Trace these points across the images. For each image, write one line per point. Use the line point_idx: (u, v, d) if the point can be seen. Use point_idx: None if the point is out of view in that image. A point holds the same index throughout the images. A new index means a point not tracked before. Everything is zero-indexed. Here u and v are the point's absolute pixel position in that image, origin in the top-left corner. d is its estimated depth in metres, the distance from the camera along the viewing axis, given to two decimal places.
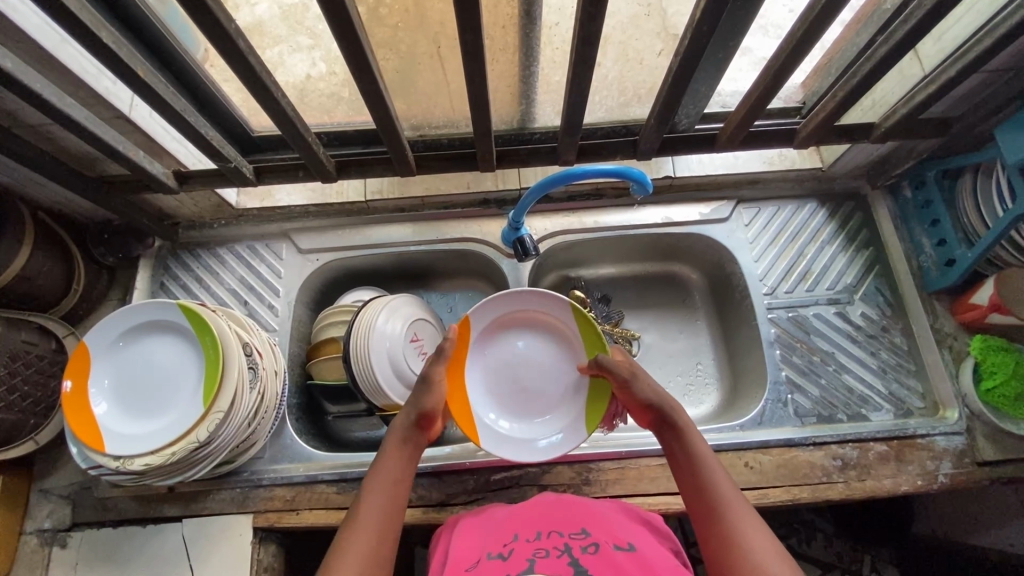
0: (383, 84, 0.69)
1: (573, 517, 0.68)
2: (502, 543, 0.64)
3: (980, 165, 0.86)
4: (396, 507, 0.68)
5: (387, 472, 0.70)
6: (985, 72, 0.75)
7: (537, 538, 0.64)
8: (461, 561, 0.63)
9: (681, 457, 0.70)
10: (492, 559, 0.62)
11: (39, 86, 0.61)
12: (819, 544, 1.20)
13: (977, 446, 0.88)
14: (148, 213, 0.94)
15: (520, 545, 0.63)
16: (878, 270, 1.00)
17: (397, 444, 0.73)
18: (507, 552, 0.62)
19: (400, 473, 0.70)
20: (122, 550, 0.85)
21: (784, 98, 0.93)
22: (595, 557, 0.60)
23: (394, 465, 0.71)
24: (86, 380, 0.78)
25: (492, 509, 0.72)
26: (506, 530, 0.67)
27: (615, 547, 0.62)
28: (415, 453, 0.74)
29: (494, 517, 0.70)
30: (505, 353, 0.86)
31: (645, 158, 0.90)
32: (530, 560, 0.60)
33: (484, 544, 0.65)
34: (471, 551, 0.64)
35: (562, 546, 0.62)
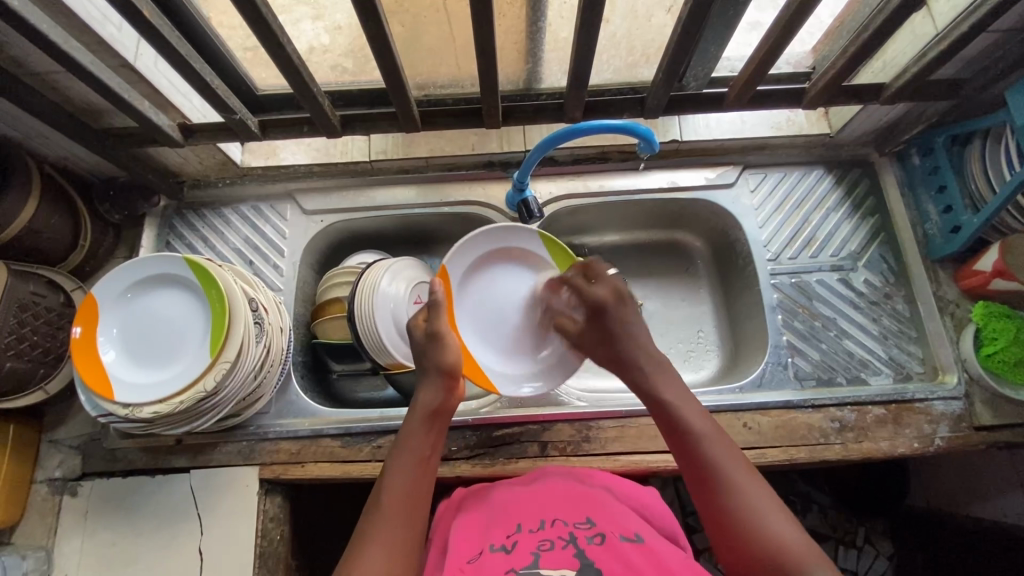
0: (390, 32, 0.68)
1: (577, 507, 0.68)
2: (505, 534, 0.65)
3: (989, 130, 0.84)
4: (424, 485, 0.67)
5: (415, 449, 0.68)
6: (996, 32, 0.74)
7: (541, 528, 0.65)
8: (465, 554, 0.64)
9: (667, 423, 0.67)
10: (495, 551, 0.63)
11: (45, 27, 0.61)
12: (814, 515, 1.18)
13: (975, 411, 0.88)
14: (154, 169, 0.94)
15: (523, 536, 0.64)
16: (883, 237, 1.00)
17: (426, 417, 0.71)
18: (509, 544, 0.63)
19: (428, 449, 0.69)
20: (130, 498, 0.87)
21: (793, 63, 0.91)
22: (600, 548, 0.60)
23: (421, 441, 0.69)
24: (94, 328, 0.79)
25: (494, 499, 0.73)
26: (507, 521, 0.68)
27: (621, 537, 0.62)
28: (442, 426, 0.72)
29: (495, 508, 0.71)
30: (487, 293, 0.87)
31: (653, 116, 0.88)
32: (534, 553, 0.61)
33: (487, 535, 0.66)
34: (474, 543, 0.66)
35: (566, 536, 0.63)
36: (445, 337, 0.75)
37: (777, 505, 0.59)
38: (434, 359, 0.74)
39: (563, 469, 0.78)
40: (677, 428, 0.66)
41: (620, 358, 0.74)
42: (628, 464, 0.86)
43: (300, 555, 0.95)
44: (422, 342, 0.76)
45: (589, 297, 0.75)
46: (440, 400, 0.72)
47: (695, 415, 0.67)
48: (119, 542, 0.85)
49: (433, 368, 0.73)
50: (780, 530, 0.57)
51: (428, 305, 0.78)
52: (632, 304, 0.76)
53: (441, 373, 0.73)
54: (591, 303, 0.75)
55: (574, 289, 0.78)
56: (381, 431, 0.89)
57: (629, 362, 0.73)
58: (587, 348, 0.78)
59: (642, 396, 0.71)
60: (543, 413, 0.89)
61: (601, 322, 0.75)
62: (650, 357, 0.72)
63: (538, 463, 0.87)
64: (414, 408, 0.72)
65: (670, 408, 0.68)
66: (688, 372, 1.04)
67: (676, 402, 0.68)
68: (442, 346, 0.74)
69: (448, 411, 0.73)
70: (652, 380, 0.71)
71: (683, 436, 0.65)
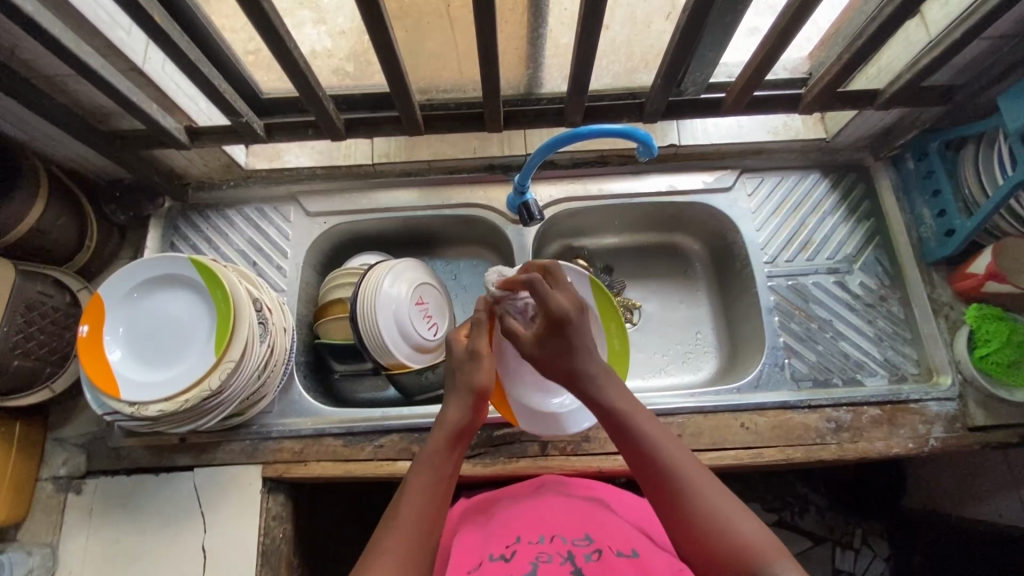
0: (394, 36, 0.70)
1: (579, 520, 0.70)
2: (504, 546, 0.67)
3: (983, 135, 0.86)
4: (443, 503, 0.64)
5: (438, 466, 0.66)
6: (988, 39, 0.76)
7: (541, 541, 0.66)
8: (464, 563, 0.66)
9: (620, 431, 0.66)
10: (494, 560, 0.64)
11: (56, 30, 0.62)
12: (812, 517, 1.21)
13: (969, 412, 0.90)
14: (160, 171, 0.95)
15: (522, 548, 0.65)
16: (879, 241, 1.01)
17: (451, 435, 0.68)
18: (509, 554, 0.65)
19: (450, 468, 0.67)
20: (135, 496, 0.88)
21: (790, 69, 0.92)
22: (596, 564, 0.62)
23: (444, 458, 0.67)
24: (100, 327, 0.80)
25: (499, 511, 0.75)
26: (508, 532, 0.69)
27: (618, 553, 0.64)
28: (466, 446, 0.70)
29: (498, 519, 0.73)
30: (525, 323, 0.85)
31: (651, 120, 0.90)
32: (532, 564, 0.62)
33: (487, 545, 0.68)
34: (474, 552, 0.67)
35: (565, 551, 0.64)
36: (485, 356, 0.73)
37: (736, 505, 0.59)
38: (468, 377, 0.72)
39: (568, 484, 0.79)
40: (627, 436, 0.65)
41: (570, 371, 0.70)
42: (627, 463, 0.88)
43: (302, 553, 0.96)
44: (458, 356, 0.75)
45: (551, 310, 0.70)
46: (467, 419, 0.70)
47: (648, 421, 0.66)
48: (123, 539, 0.86)
49: (466, 385, 0.72)
50: (739, 528, 0.57)
51: (472, 321, 0.77)
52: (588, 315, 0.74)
53: (472, 392, 0.71)
54: (553, 315, 0.70)
55: (537, 295, 0.72)
56: (383, 430, 0.90)
57: (580, 373, 0.70)
58: (541, 362, 0.73)
59: (590, 409, 0.69)
60: None
61: (562, 334, 0.70)
62: (598, 367, 0.70)
63: (538, 463, 0.88)
64: (442, 423, 0.70)
65: (620, 416, 0.66)
66: (687, 373, 1.06)
67: (627, 410, 0.67)
68: (479, 364, 0.72)
69: (472, 433, 0.71)
70: (599, 389, 0.69)
71: (636, 443, 0.64)
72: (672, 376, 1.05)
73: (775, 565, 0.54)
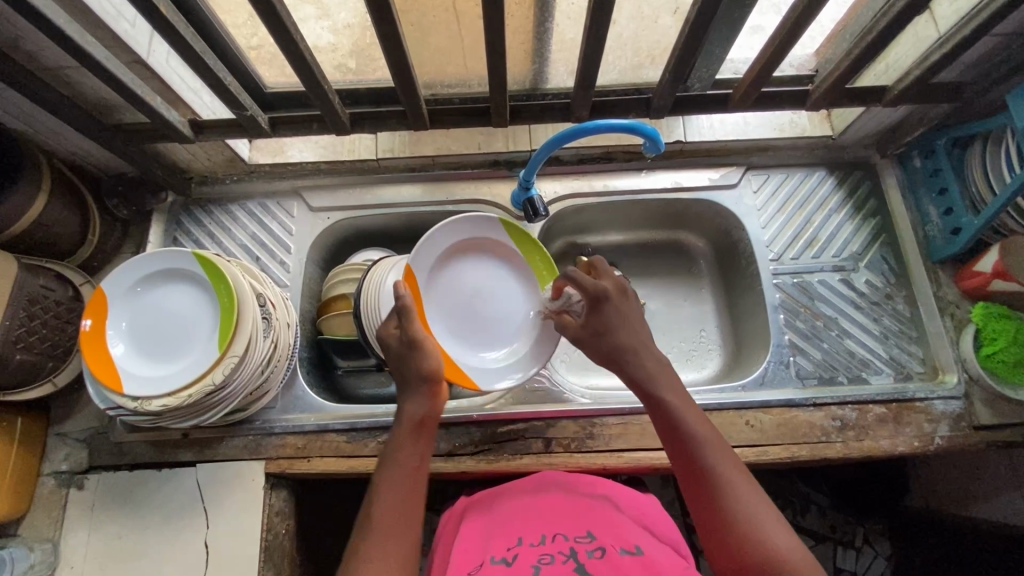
0: (401, 30, 0.69)
1: (580, 520, 0.69)
2: (506, 548, 0.66)
3: (990, 133, 0.85)
4: (416, 494, 0.65)
5: (404, 461, 0.67)
6: (997, 36, 0.76)
7: (543, 543, 0.66)
8: (464, 566, 0.65)
9: (665, 423, 0.66)
10: (496, 563, 0.63)
11: (61, 22, 0.62)
12: (812, 516, 1.21)
13: (974, 411, 0.89)
14: (163, 165, 0.95)
15: (524, 550, 0.64)
16: (884, 239, 1.01)
17: (411, 427, 0.69)
18: (510, 557, 0.64)
19: (417, 459, 0.67)
20: (137, 492, 0.88)
21: (796, 66, 0.92)
22: (600, 562, 0.61)
23: (408, 451, 0.67)
24: (104, 321, 0.79)
25: (496, 510, 0.74)
26: (508, 533, 0.68)
27: (622, 551, 0.63)
28: (431, 434, 0.70)
29: (497, 518, 0.72)
30: (451, 287, 0.88)
31: (658, 115, 0.90)
32: (535, 567, 0.62)
33: (487, 547, 0.67)
34: (474, 554, 0.66)
35: (567, 551, 0.63)
36: (423, 341, 0.72)
37: (772, 514, 0.59)
38: (417, 367, 0.72)
39: (570, 478, 0.79)
40: (674, 427, 0.65)
41: (615, 352, 0.72)
42: (631, 461, 0.87)
43: (304, 549, 0.95)
44: (398, 348, 0.73)
45: (589, 288, 0.73)
46: (425, 408, 0.71)
47: (694, 416, 0.66)
48: (125, 535, 0.86)
49: (418, 376, 0.72)
50: (774, 538, 0.57)
51: (399, 310, 0.74)
52: (633, 301, 0.76)
53: (427, 380, 0.72)
54: (592, 294, 0.73)
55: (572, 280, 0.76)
56: (386, 426, 0.89)
57: (628, 358, 0.71)
58: (584, 344, 0.75)
59: (639, 394, 0.70)
60: (548, 409, 0.90)
61: (600, 311, 0.73)
62: (643, 354, 0.71)
63: (542, 460, 0.87)
64: (400, 418, 0.71)
65: (671, 409, 0.67)
66: (690, 371, 1.05)
67: (676, 403, 0.67)
68: (426, 352, 0.72)
69: (435, 419, 0.71)
70: (652, 378, 0.69)
71: (681, 437, 0.65)
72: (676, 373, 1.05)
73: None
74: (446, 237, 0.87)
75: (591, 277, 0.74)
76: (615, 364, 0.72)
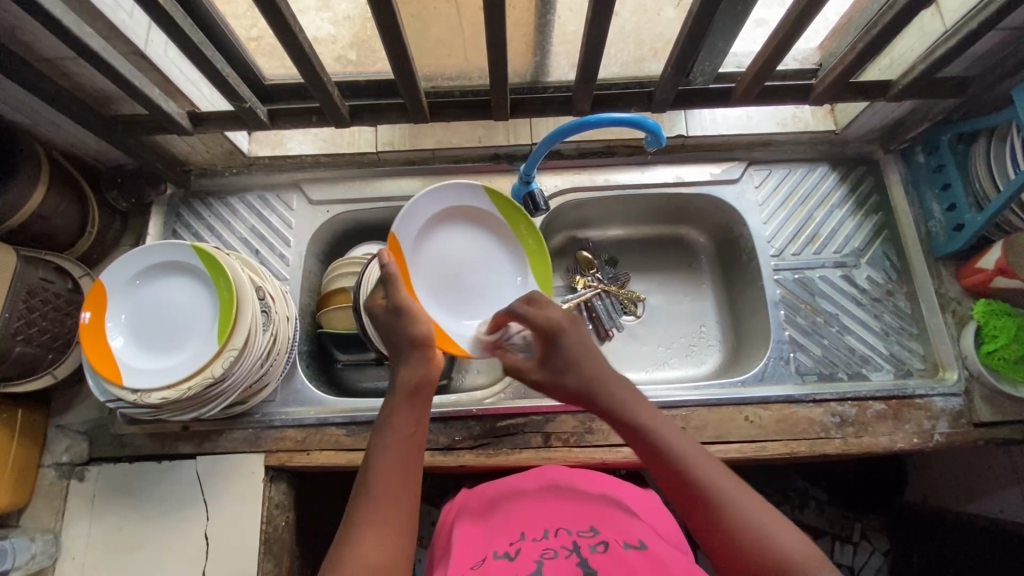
0: (401, 23, 0.69)
1: (583, 516, 0.69)
2: (508, 543, 0.67)
3: (995, 129, 0.84)
4: (413, 464, 0.64)
5: (398, 428, 0.66)
6: (1002, 30, 0.75)
7: (545, 537, 0.66)
8: (467, 561, 0.65)
9: (645, 449, 0.65)
10: (498, 559, 0.64)
11: (58, 12, 0.61)
12: (812, 511, 1.21)
13: (974, 408, 0.89)
14: (163, 158, 0.94)
15: (527, 545, 0.65)
16: (886, 235, 1.00)
17: (407, 395, 0.68)
18: (513, 551, 0.64)
19: (412, 426, 0.66)
20: (137, 483, 0.88)
21: (800, 59, 0.91)
22: (603, 556, 0.62)
23: (403, 419, 0.66)
24: (103, 313, 0.80)
25: (500, 508, 0.74)
26: (512, 528, 0.69)
27: (625, 545, 0.63)
28: (425, 402, 0.69)
29: (500, 517, 0.72)
30: (435, 255, 0.92)
31: (660, 110, 0.89)
32: (537, 562, 0.62)
33: (490, 544, 0.68)
34: (478, 550, 0.67)
35: (570, 545, 0.64)
36: (410, 308, 0.71)
37: (770, 512, 0.58)
38: (405, 332, 0.71)
39: (569, 474, 0.79)
40: (656, 453, 0.63)
41: (581, 387, 0.69)
42: (630, 455, 0.87)
43: (304, 542, 0.96)
44: (385, 318, 0.73)
45: (541, 323, 0.72)
46: (420, 375, 0.70)
47: (670, 433, 0.64)
48: (125, 526, 0.86)
49: (410, 343, 0.71)
50: (781, 538, 0.56)
51: (383, 280, 0.73)
52: (583, 328, 0.73)
53: (417, 347, 0.70)
54: (544, 328, 0.72)
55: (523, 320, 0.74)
56: None
57: (593, 391, 0.69)
58: (548, 389, 0.73)
59: (614, 425, 0.68)
60: (547, 404, 0.90)
61: (557, 347, 0.71)
62: (611, 381, 0.69)
63: (541, 454, 0.88)
64: (395, 386, 0.69)
65: (649, 433, 0.65)
66: (690, 366, 1.05)
67: (650, 425, 0.65)
68: (415, 316, 0.71)
69: (431, 385, 0.70)
70: (618, 405, 0.67)
71: (664, 460, 0.63)
72: (676, 368, 1.05)
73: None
74: (431, 207, 0.91)
75: (541, 312, 0.73)
76: (584, 397, 0.70)
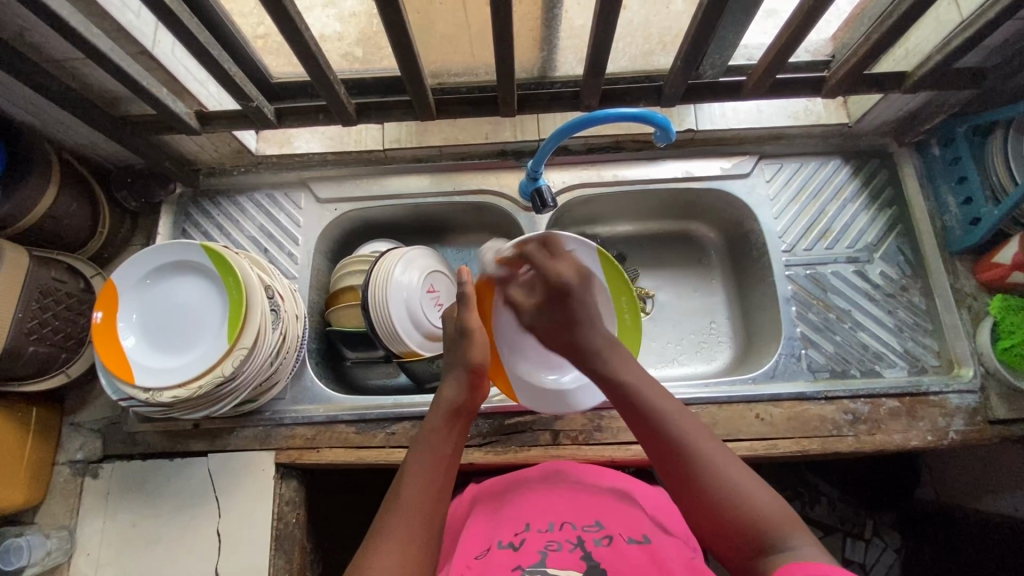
0: (407, 18, 0.68)
1: (587, 509, 0.69)
2: (513, 533, 0.67)
3: (1013, 120, 0.82)
4: (446, 486, 0.65)
5: (434, 446, 0.66)
6: (1021, 20, 0.73)
7: (549, 529, 0.66)
8: (471, 549, 0.65)
9: (625, 403, 0.67)
10: (503, 548, 0.64)
11: (65, 14, 0.61)
12: (822, 508, 1.18)
13: (990, 405, 0.88)
14: (171, 157, 0.94)
15: (531, 536, 0.65)
16: (901, 229, 0.99)
17: (447, 415, 0.69)
18: (517, 542, 0.65)
19: (448, 448, 0.67)
20: (150, 480, 0.89)
21: (812, 51, 0.89)
22: (606, 550, 0.62)
23: (443, 439, 0.67)
24: (114, 313, 0.80)
25: (506, 499, 0.74)
26: (517, 519, 0.69)
27: (629, 540, 0.63)
28: (465, 424, 0.71)
29: (506, 507, 0.72)
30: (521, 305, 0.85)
31: (669, 104, 0.88)
32: (542, 552, 0.62)
33: (496, 533, 0.68)
34: (483, 539, 0.67)
35: (574, 539, 0.64)
36: (475, 332, 0.73)
37: (747, 474, 0.59)
38: (461, 355, 0.73)
39: (583, 471, 0.78)
40: (636, 408, 0.66)
41: (575, 344, 0.73)
42: (639, 453, 0.87)
43: (315, 539, 0.96)
44: (452, 339, 0.75)
45: (552, 276, 0.77)
46: (463, 398, 0.71)
47: (654, 391, 0.67)
48: (139, 523, 0.87)
49: (459, 364, 0.72)
50: (753, 500, 0.57)
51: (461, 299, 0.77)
52: (591, 288, 0.79)
53: (468, 372, 0.71)
54: (555, 282, 0.77)
55: (538, 267, 0.78)
56: (394, 418, 0.90)
57: (585, 347, 0.73)
58: (544, 336, 0.77)
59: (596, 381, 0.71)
60: None
61: (566, 303, 0.76)
62: (602, 343, 0.73)
63: (550, 451, 0.87)
64: (436, 404, 0.70)
65: (628, 389, 0.68)
66: (700, 362, 1.05)
67: (634, 383, 0.68)
68: (472, 341, 0.73)
69: (471, 410, 0.71)
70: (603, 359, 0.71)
71: (644, 414, 0.65)
72: (686, 365, 1.04)
73: (785, 536, 0.54)
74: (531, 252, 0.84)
75: (553, 263, 0.78)
76: (576, 353, 0.73)
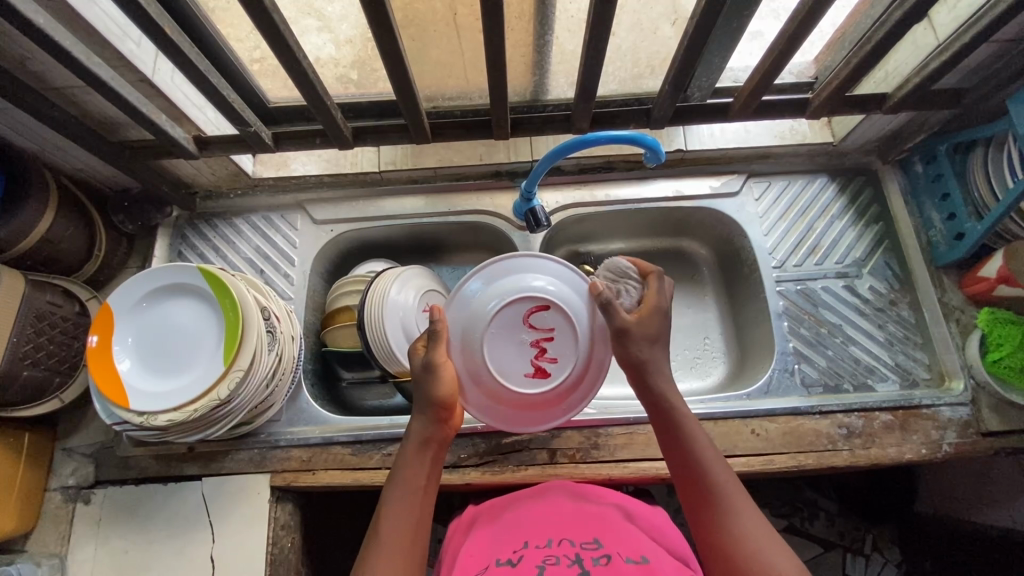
0: (402, 45, 0.70)
1: (586, 527, 0.68)
2: (512, 550, 0.66)
3: (992, 138, 0.85)
4: (427, 508, 0.65)
5: (410, 483, 0.65)
6: (996, 42, 0.76)
7: (548, 545, 0.66)
8: (470, 567, 0.65)
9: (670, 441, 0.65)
10: (501, 566, 0.63)
11: (68, 44, 0.63)
12: (821, 523, 1.19)
13: (982, 417, 0.89)
14: (168, 181, 0.95)
15: (530, 552, 0.65)
16: (888, 245, 1.01)
17: (417, 451, 0.67)
18: (516, 559, 0.64)
19: (424, 482, 0.65)
20: (143, 506, 0.88)
21: (796, 73, 0.92)
22: (603, 568, 0.60)
23: (417, 472, 0.66)
24: (110, 337, 0.80)
25: (505, 517, 0.73)
26: (517, 536, 0.69)
27: (627, 559, 0.62)
28: (439, 454, 0.68)
29: (505, 524, 0.72)
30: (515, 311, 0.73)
31: (658, 126, 0.90)
32: (539, 568, 0.62)
33: (494, 551, 0.67)
34: (481, 557, 0.66)
35: (573, 555, 0.63)
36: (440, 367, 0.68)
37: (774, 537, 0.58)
38: (424, 392, 0.68)
39: (575, 486, 0.78)
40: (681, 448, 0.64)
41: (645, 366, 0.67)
42: (637, 471, 0.87)
43: (310, 562, 0.95)
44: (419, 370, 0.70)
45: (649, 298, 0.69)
46: (433, 430, 0.68)
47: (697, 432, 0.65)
48: (131, 550, 0.86)
49: (423, 398, 0.68)
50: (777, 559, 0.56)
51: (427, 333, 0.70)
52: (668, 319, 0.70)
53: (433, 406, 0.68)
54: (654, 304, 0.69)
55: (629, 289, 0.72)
56: (391, 438, 0.90)
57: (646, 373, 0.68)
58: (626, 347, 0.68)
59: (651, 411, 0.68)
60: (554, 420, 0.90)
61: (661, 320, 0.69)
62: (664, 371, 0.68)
63: (547, 471, 0.87)
64: (407, 439, 0.68)
65: (676, 423, 0.66)
66: (695, 379, 1.05)
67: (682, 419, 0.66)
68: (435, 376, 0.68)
69: (442, 441, 0.69)
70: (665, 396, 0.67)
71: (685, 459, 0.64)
72: (681, 381, 1.05)
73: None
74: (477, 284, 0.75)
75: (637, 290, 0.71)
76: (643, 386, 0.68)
